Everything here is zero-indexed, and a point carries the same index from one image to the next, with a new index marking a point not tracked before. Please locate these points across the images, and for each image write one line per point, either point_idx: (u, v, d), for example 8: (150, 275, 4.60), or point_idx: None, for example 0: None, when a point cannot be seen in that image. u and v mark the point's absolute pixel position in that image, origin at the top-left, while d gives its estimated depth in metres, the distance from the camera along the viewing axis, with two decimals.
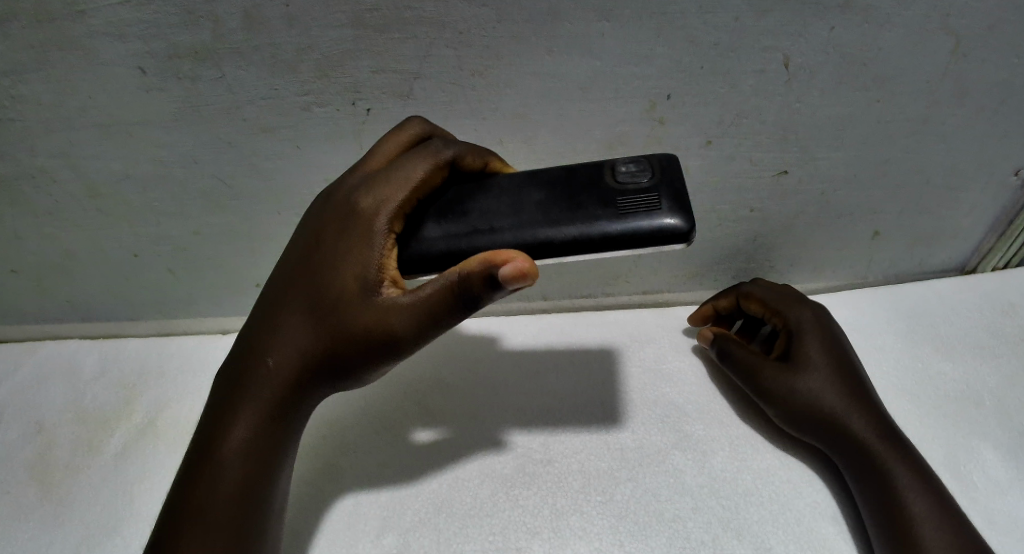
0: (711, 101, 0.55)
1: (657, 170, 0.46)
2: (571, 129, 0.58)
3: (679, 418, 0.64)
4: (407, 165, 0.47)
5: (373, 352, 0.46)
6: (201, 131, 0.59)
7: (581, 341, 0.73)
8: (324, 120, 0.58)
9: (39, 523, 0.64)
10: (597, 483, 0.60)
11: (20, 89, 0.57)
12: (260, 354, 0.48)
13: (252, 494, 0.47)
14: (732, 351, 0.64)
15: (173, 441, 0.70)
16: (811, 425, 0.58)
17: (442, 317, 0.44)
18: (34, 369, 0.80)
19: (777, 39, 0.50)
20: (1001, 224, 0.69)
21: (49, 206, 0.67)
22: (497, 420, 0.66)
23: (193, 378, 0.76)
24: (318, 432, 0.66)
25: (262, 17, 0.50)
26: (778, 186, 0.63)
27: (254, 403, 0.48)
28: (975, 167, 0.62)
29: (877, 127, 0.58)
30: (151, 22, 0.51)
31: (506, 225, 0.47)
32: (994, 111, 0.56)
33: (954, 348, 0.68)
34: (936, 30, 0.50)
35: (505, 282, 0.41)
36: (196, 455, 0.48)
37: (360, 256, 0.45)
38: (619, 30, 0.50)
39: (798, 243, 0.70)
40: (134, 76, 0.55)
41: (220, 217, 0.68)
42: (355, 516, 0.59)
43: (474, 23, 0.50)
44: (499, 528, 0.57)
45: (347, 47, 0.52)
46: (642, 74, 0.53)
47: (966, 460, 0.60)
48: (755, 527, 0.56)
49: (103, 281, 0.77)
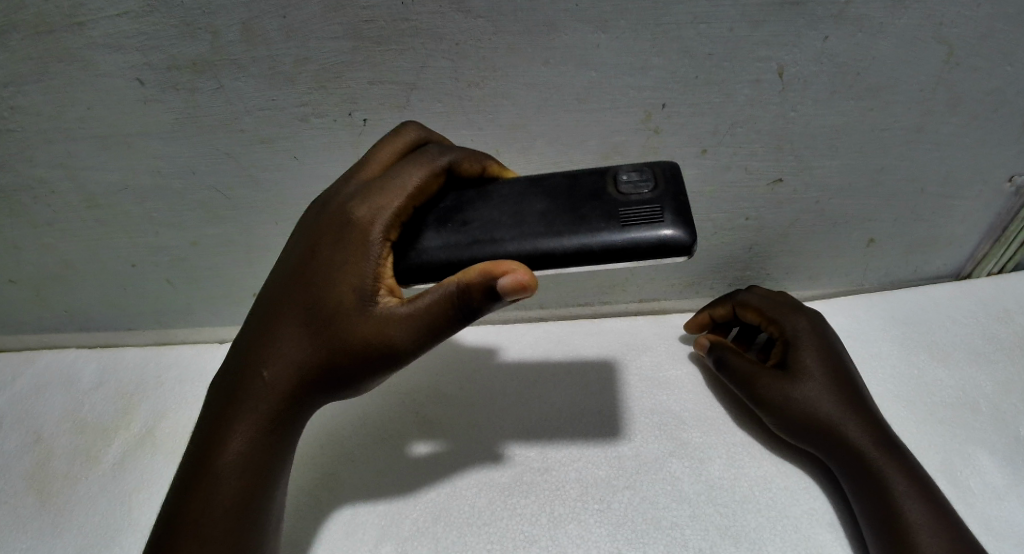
0: (707, 110, 0.55)
1: (660, 180, 0.47)
2: (567, 138, 0.58)
3: (675, 425, 0.65)
4: (403, 173, 0.47)
5: (370, 363, 0.46)
6: (200, 142, 0.59)
7: (579, 350, 0.73)
8: (321, 131, 0.58)
9: (37, 533, 0.64)
10: (594, 490, 0.60)
11: (19, 101, 0.57)
12: (256, 365, 0.48)
13: (250, 505, 0.47)
14: (729, 360, 0.64)
15: (171, 452, 0.70)
16: (808, 433, 0.58)
17: (440, 327, 0.44)
18: (34, 379, 0.80)
19: (771, 50, 0.51)
20: (996, 231, 0.69)
21: (47, 217, 0.68)
22: (496, 429, 0.66)
23: (191, 387, 0.76)
24: (316, 441, 0.66)
25: (260, 30, 0.51)
26: (773, 194, 0.63)
27: (247, 415, 0.47)
28: (970, 175, 0.62)
29: (871, 136, 0.58)
30: (150, 34, 0.52)
31: (506, 234, 0.47)
32: (989, 119, 0.56)
33: (950, 355, 0.69)
34: (929, 38, 0.50)
35: (505, 293, 0.41)
36: (191, 467, 0.47)
37: (355, 265, 0.46)
38: (614, 41, 0.50)
39: (794, 252, 0.71)
40: (133, 88, 0.55)
41: (219, 227, 0.68)
42: (353, 525, 0.59)
43: (471, 35, 0.50)
44: (497, 537, 0.57)
45: (344, 60, 0.52)
46: (638, 85, 0.53)
47: (963, 467, 0.60)
48: (753, 534, 0.56)
49: (101, 290, 0.77)
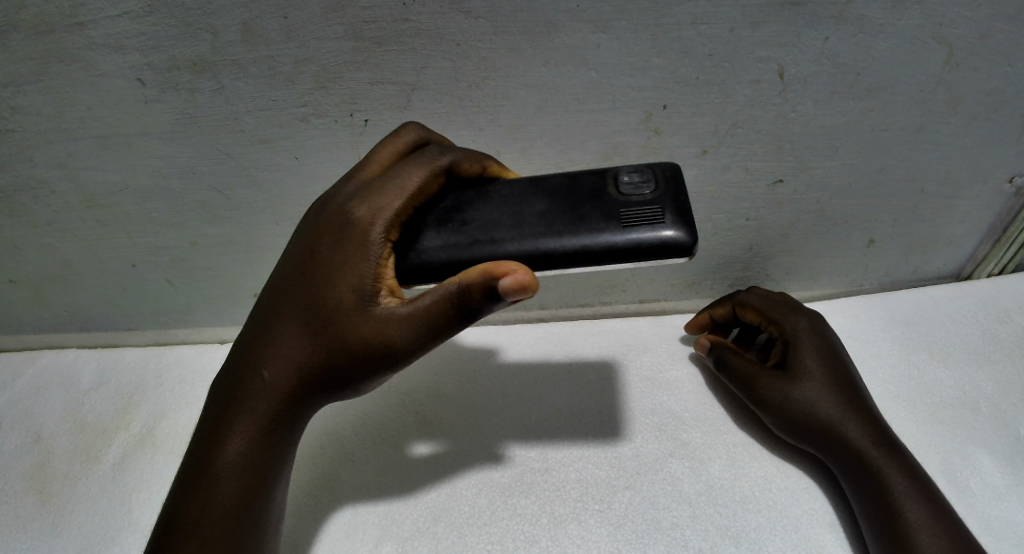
0: (707, 111, 0.55)
1: (660, 181, 0.47)
2: (567, 139, 0.58)
3: (675, 425, 0.65)
4: (403, 173, 0.47)
5: (370, 364, 0.46)
6: (200, 142, 0.59)
7: (579, 350, 0.73)
8: (321, 131, 0.58)
9: (37, 534, 0.64)
10: (595, 491, 0.60)
11: (19, 101, 0.57)
12: (256, 365, 0.48)
13: (250, 505, 0.47)
14: (729, 360, 0.64)
15: (171, 452, 0.70)
16: (808, 433, 0.58)
17: (440, 327, 0.44)
18: (34, 379, 0.80)
19: (771, 50, 0.51)
20: (996, 231, 0.69)
21: (47, 218, 0.68)
22: (496, 429, 0.66)
23: (191, 387, 0.76)
24: (317, 441, 0.66)
25: (260, 30, 0.51)
26: (774, 194, 0.63)
27: (246, 416, 0.47)
28: (970, 175, 0.62)
29: (871, 136, 0.58)
30: (150, 34, 0.52)
31: (506, 235, 0.47)
32: (988, 119, 0.56)
33: (950, 355, 0.69)
34: (929, 39, 0.50)
35: (505, 294, 0.41)
36: (191, 467, 0.47)
37: (354, 265, 0.46)
38: (614, 41, 0.50)
39: (794, 252, 0.71)
40: (133, 88, 0.55)
41: (219, 227, 0.68)
42: (354, 526, 0.59)
43: (471, 35, 0.50)
44: (498, 537, 0.57)
45: (344, 60, 0.52)
46: (638, 85, 0.53)
47: (963, 467, 0.60)
48: (753, 535, 0.56)
49: (100, 290, 0.77)
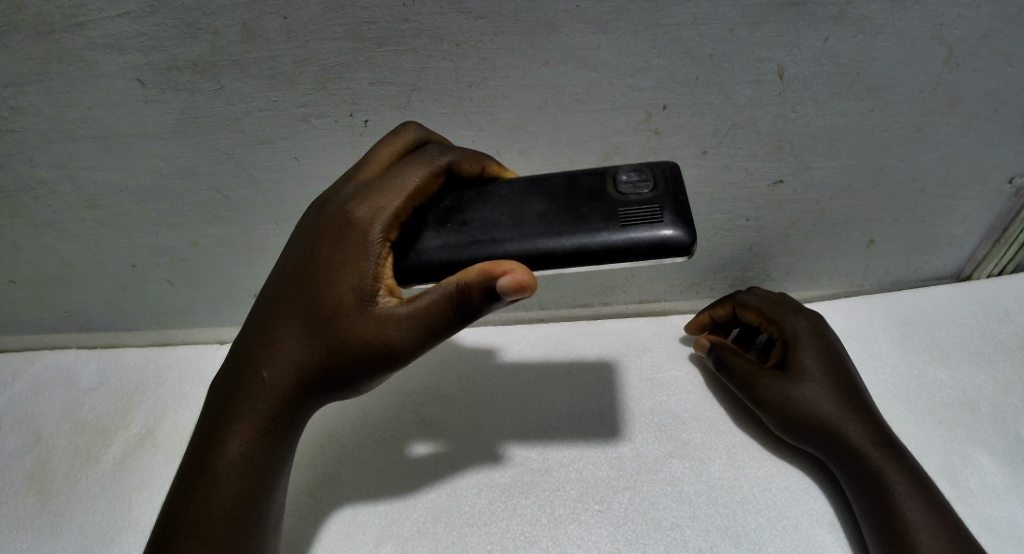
0: (707, 111, 0.55)
1: (660, 181, 0.47)
2: (567, 139, 0.58)
3: (675, 426, 0.65)
4: (403, 172, 0.47)
5: (370, 364, 0.46)
6: (200, 142, 0.59)
7: (579, 350, 0.73)
8: (321, 131, 0.58)
9: (37, 534, 0.64)
10: (595, 491, 0.60)
11: (19, 101, 0.57)
12: (255, 365, 0.48)
13: (249, 505, 0.47)
14: (728, 360, 0.64)
15: (171, 452, 0.70)
16: (807, 433, 0.58)
17: (440, 327, 0.44)
18: (34, 379, 0.80)
19: (771, 51, 0.51)
20: (996, 232, 0.69)
21: (47, 218, 0.68)
22: (496, 429, 0.66)
23: (191, 387, 0.76)
24: (317, 441, 0.66)
25: (260, 30, 0.51)
26: (774, 194, 0.63)
27: (246, 416, 0.47)
28: (970, 175, 0.62)
29: (871, 137, 0.58)
30: (150, 35, 0.52)
31: (506, 235, 0.47)
32: (988, 119, 0.56)
33: (950, 355, 0.69)
34: (929, 39, 0.50)
35: (504, 293, 0.41)
36: (191, 467, 0.47)
37: (354, 266, 0.46)
38: (614, 42, 0.50)
39: (794, 253, 0.71)
40: (134, 88, 0.55)
41: (219, 228, 0.68)
42: (354, 526, 0.59)
43: (471, 35, 0.50)
44: (498, 537, 0.57)
45: (344, 60, 0.52)
46: (638, 86, 0.53)
47: (963, 467, 0.60)
48: (753, 535, 0.56)
49: (100, 290, 0.77)
